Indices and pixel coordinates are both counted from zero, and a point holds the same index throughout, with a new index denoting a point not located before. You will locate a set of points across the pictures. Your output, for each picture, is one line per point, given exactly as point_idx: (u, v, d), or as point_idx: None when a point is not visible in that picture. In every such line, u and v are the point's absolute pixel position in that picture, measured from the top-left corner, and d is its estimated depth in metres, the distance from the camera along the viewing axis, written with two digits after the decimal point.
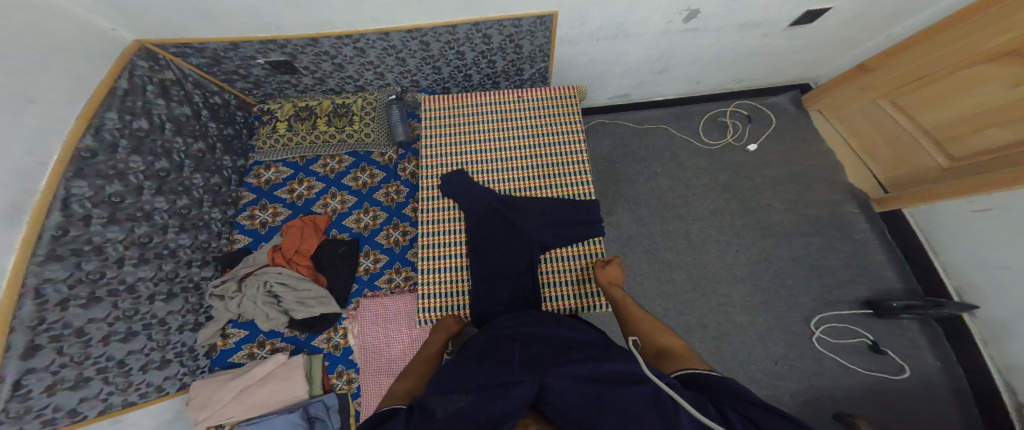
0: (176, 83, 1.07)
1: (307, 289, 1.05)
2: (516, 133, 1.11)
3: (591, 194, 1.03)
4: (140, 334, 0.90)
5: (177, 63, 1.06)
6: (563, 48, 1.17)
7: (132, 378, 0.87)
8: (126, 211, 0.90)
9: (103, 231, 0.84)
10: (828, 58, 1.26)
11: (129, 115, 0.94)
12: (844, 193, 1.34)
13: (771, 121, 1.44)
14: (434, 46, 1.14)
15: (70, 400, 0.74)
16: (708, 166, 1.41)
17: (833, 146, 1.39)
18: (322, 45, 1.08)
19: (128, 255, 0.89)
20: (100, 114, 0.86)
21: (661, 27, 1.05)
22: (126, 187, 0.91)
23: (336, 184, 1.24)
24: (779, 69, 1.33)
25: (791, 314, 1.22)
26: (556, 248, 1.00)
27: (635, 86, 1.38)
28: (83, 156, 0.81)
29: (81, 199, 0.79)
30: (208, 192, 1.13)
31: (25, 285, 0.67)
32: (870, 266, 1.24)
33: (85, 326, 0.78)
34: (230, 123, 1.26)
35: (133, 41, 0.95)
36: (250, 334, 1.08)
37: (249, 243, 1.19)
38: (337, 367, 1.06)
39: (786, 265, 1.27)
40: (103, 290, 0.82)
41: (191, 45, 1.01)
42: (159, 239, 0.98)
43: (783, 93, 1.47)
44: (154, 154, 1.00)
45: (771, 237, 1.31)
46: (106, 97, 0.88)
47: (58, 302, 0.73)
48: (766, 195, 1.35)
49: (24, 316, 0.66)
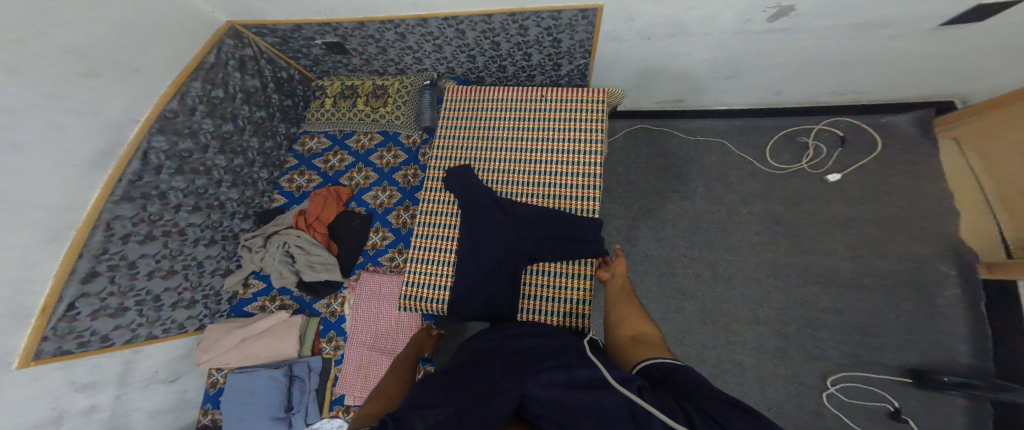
0: (254, 59, 1.22)
1: (318, 254, 1.23)
2: (530, 133, 1.03)
3: (594, 212, 0.92)
4: (179, 274, 1.14)
5: (257, 41, 1.20)
6: (608, 45, 1.03)
7: (161, 314, 1.11)
8: (191, 164, 1.11)
9: (170, 179, 1.06)
10: (987, 73, 0.89)
11: (210, 86, 1.11)
12: (946, 249, 0.98)
13: (876, 148, 1.10)
14: (470, 35, 1.11)
15: (106, 326, 0.97)
16: (766, 192, 1.15)
17: (958, 190, 1.01)
18: (368, 29, 1.12)
19: (185, 202, 1.11)
20: (187, 83, 1.04)
21: (735, 27, 0.85)
22: (195, 145, 1.11)
23: (364, 160, 1.38)
24: (905, 85, 0.99)
25: (811, 371, 1.00)
26: (545, 262, 0.90)
27: (689, 92, 1.18)
28: (167, 116, 1.01)
29: (158, 151, 1.00)
30: (260, 155, 1.33)
31: (99, 220, 0.90)
32: (947, 342, 0.94)
33: (137, 260, 1.01)
34: (291, 96, 1.42)
35: (225, 22, 1.10)
36: (266, 287, 1.34)
37: (284, 204, 1.41)
38: (329, 332, 1.26)
39: (829, 321, 1.02)
40: (158, 231, 1.05)
41: (267, 26, 1.13)
42: (213, 191, 1.20)
43: (910, 112, 1.09)
44: (224, 117, 1.18)
45: (823, 284, 1.04)
46: (195, 70, 1.05)
47: (121, 235, 0.96)
48: (833, 235, 1.07)
49: (93, 246, 0.90)
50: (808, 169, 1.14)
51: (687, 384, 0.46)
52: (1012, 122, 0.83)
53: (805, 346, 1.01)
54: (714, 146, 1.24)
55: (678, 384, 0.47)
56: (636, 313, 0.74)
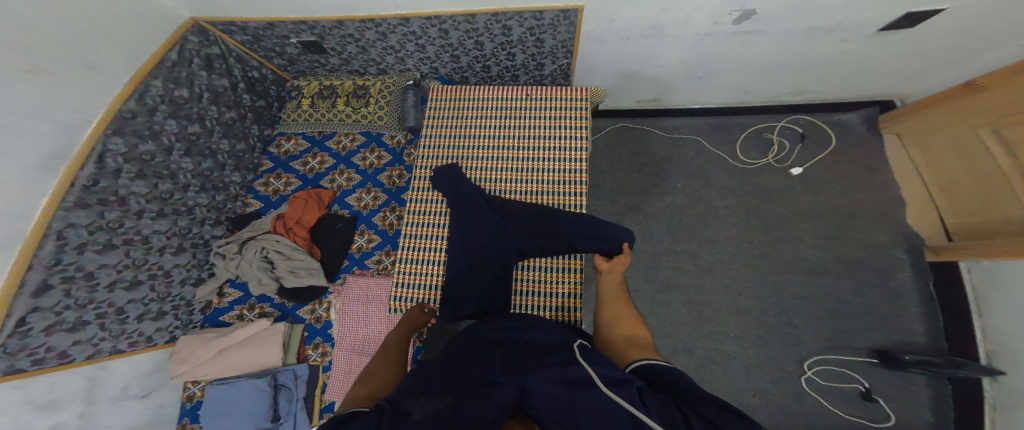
0: (220, 57, 1.16)
1: (300, 260, 1.18)
2: (517, 131, 1.05)
3: (581, 207, 0.96)
4: (145, 284, 1.08)
5: (224, 39, 1.14)
6: (589, 46, 1.07)
7: (126, 327, 1.05)
8: (154, 169, 1.05)
9: (130, 184, 1.00)
10: (922, 75, 0.99)
11: (173, 83, 1.05)
12: (896, 234, 1.10)
13: (832, 144, 1.20)
14: (453, 35, 1.11)
15: (64, 342, 0.90)
16: (741, 187, 1.23)
17: (902, 181, 1.12)
18: (347, 28, 1.10)
19: (148, 208, 1.06)
20: (145, 82, 0.98)
21: (704, 29, 0.90)
22: (157, 147, 1.05)
23: (346, 162, 1.35)
24: (858, 84, 1.08)
25: (784, 352, 1.08)
26: (535, 258, 0.93)
27: (667, 91, 1.24)
28: (124, 116, 0.95)
29: (116, 154, 0.94)
30: (231, 158, 1.28)
31: (53, 227, 0.83)
32: (897, 318, 1.05)
33: (95, 270, 0.95)
34: (264, 96, 1.37)
35: (188, 18, 1.05)
36: (243, 296, 1.29)
37: (260, 209, 1.36)
38: (315, 338, 1.23)
39: (798, 303, 1.11)
40: (119, 239, 1.00)
41: (234, 23, 1.08)
42: (179, 196, 1.14)
43: (856, 109, 1.21)
44: (190, 119, 1.12)
45: (791, 272, 1.13)
46: (156, 68, 1.00)
47: (76, 245, 0.89)
48: (800, 225, 1.16)
49: (43, 257, 0.83)
50: (774, 165, 1.23)
51: (685, 389, 0.46)
52: (952, 118, 0.93)
53: (784, 331, 1.10)
54: (691, 144, 1.31)
55: (677, 387, 0.47)
56: (629, 315, 0.76)
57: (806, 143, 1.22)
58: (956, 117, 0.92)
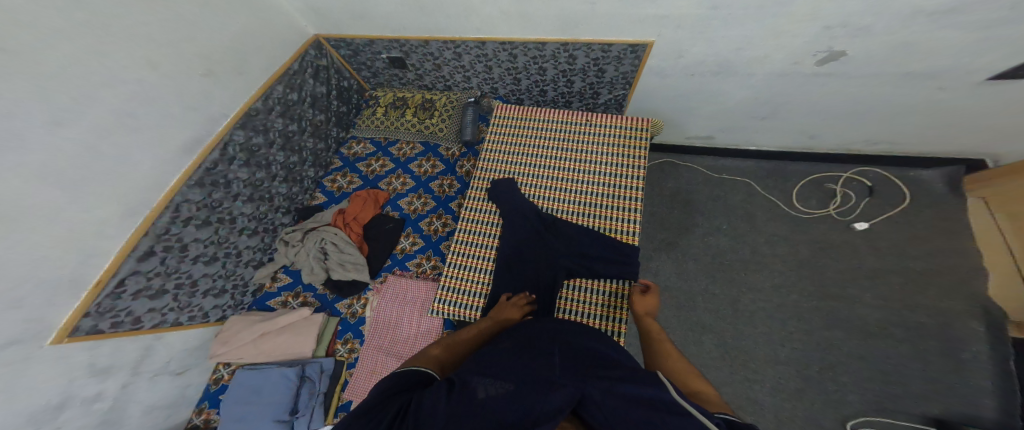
0: (327, 68, 1.39)
1: (349, 254, 1.27)
2: (574, 155, 1.10)
3: (635, 236, 0.97)
4: (219, 261, 1.18)
5: (331, 52, 1.38)
6: (650, 79, 1.10)
7: (191, 300, 1.14)
8: (257, 158, 1.21)
9: (236, 170, 1.14)
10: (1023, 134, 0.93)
11: (290, 89, 1.26)
12: (972, 306, 1.01)
13: (903, 202, 1.14)
14: (520, 60, 1.18)
15: (143, 308, 0.99)
16: (793, 236, 1.19)
17: (983, 247, 1.04)
18: (431, 47, 1.23)
19: (242, 192, 1.19)
20: (273, 87, 1.19)
21: (784, 68, 0.91)
22: (263, 140, 1.21)
23: (403, 167, 1.46)
24: (936, 137, 1.04)
25: (830, 411, 1.00)
26: (581, 278, 0.95)
27: (722, 130, 1.24)
28: (251, 114, 1.14)
29: (236, 144, 1.11)
30: (311, 155, 1.42)
31: (172, 201, 0.97)
32: (969, 393, 0.94)
33: (189, 243, 1.06)
34: (347, 103, 1.55)
35: (313, 35, 1.30)
36: (292, 282, 1.39)
37: (323, 203, 1.48)
38: (346, 333, 1.30)
39: (848, 362, 1.03)
40: (214, 217, 1.11)
41: (345, 40, 1.29)
42: (267, 185, 1.28)
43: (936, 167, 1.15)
44: (291, 117, 1.29)
45: (845, 329, 1.06)
46: (282, 75, 1.21)
47: (184, 218, 1.02)
48: (854, 281, 1.10)
49: (158, 227, 0.96)
50: (836, 216, 1.18)
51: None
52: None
53: (827, 390, 1.01)
54: (741, 186, 1.29)
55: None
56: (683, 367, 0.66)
57: (877, 198, 1.16)
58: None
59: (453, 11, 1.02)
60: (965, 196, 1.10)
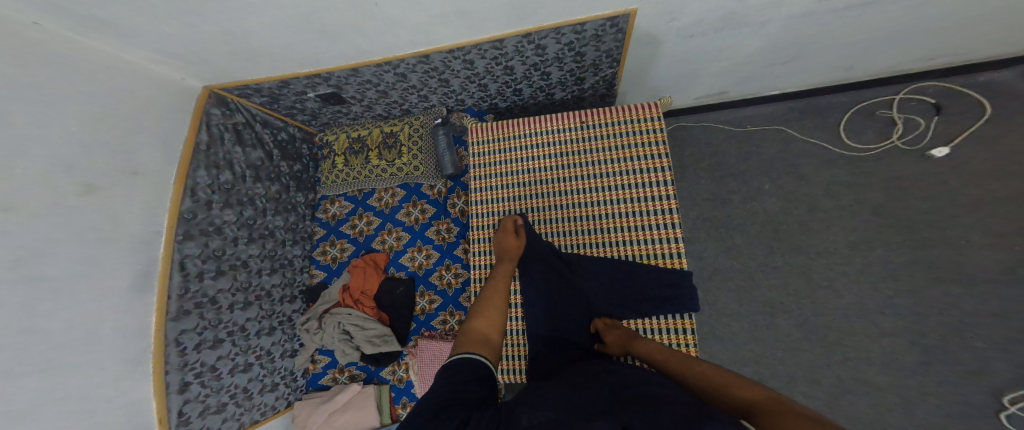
0: (247, 125, 1.10)
1: (373, 328, 1.10)
2: (582, 170, 0.89)
3: (679, 257, 0.80)
4: (255, 365, 1.06)
5: (244, 104, 1.08)
6: (640, 50, 0.89)
7: (254, 400, 1.05)
8: (228, 262, 1.01)
9: (215, 283, 0.97)
10: None
11: (215, 169, 1.00)
12: None
13: (986, 112, 0.96)
14: (479, 64, 0.96)
15: (215, 422, 0.94)
16: (853, 180, 1.03)
17: None
18: (364, 74, 0.99)
19: (236, 300, 1.03)
20: (191, 175, 0.94)
21: (804, 8, 0.70)
22: (224, 241, 1.01)
23: (391, 220, 1.25)
24: (1006, 37, 0.85)
25: (976, 390, 0.87)
26: (630, 320, 0.79)
27: (736, 83, 1.03)
28: (186, 217, 0.92)
29: (193, 258, 0.92)
30: (287, 231, 1.22)
31: (169, 339, 0.86)
32: None
33: (216, 362, 0.96)
34: (298, 158, 1.31)
35: (202, 88, 0.99)
36: (332, 360, 1.22)
37: (324, 278, 1.28)
38: (402, 398, 1.14)
39: (976, 323, 0.90)
40: (224, 332, 0.98)
41: (249, 86, 1.00)
42: (256, 282, 1.10)
43: (1008, 68, 0.96)
44: (241, 203, 1.07)
45: (960, 282, 0.92)
46: (194, 155, 0.95)
47: (194, 345, 0.91)
48: (945, 219, 0.95)
49: (173, 362, 0.87)
50: (904, 146, 1.01)
51: None
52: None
53: (963, 360, 0.89)
54: (773, 135, 1.11)
55: None
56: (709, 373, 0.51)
57: (944, 115, 0.99)
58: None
59: (369, 29, 0.76)
60: None
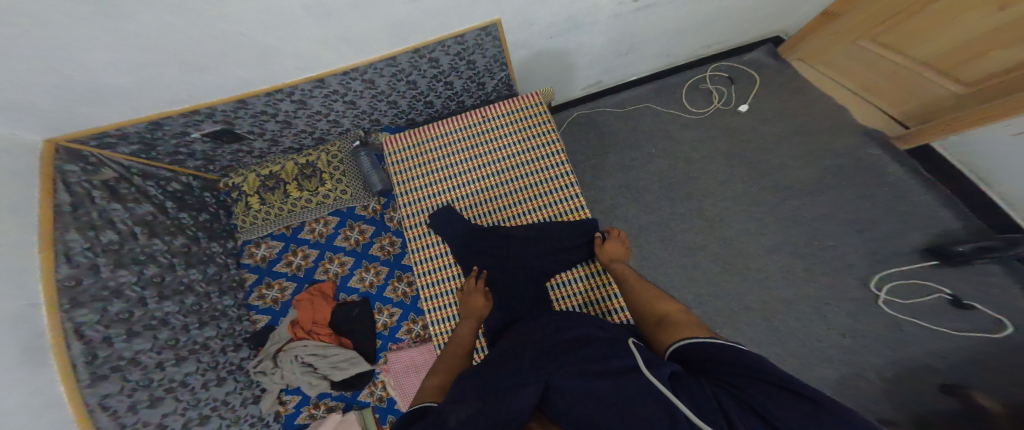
0: (122, 180, 1.00)
1: (337, 353, 1.08)
2: (493, 157, 1.01)
3: (583, 209, 0.94)
4: (212, 417, 0.99)
5: (107, 155, 0.97)
6: (519, 53, 1.07)
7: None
8: (140, 323, 0.92)
9: (131, 344, 0.88)
10: (792, 8, 1.18)
11: (91, 230, 0.88)
12: (859, 134, 1.26)
13: (755, 78, 1.36)
14: (380, 82, 1.05)
15: None
16: (709, 136, 1.35)
17: (828, 93, 1.31)
18: (254, 105, 1.00)
19: (164, 358, 0.94)
20: (61, 237, 0.81)
21: (613, 11, 0.95)
22: (127, 303, 0.90)
23: (330, 247, 1.23)
24: (746, 27, 1.24)
25: (841, 276, 1.18)
26: (557, 274, 0.90)
27: (604, 73, 1.29)
28: (67, 285, 0.80)
29: (91, 324, 0.81)
30: (210, 282, 1.12)
31: (90, 405, 0.77)
32: (905, 206, 1.19)
33: (161, 420, 0.89)
34: (202, 208, 1.20)
35: (42, 142, 0.85)
36: (303, 397, 1.14)
37: (270, 321, 1.20)
38: (387, 417, 1.11)
39: (813, 222, 1.23)
40: (161, 389, 0.91)
41: (110, 132, 0.91)
42: (185, 337, 1.00)
43: (760, 48, 1.39)
44: (138, 262, 0.96)
45: (795, 197, 1.26)
46: (57, 217, 0.82)
47: (127, 408, 0.83)
48: (776, 154, 1.30)
49: (107, 426, 0.79)
50: (723, 107, 1.36)
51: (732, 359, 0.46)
52: (856, 20, 1.07)
53: (810, 254, 1.21)
54: (646, 111, 1.40)
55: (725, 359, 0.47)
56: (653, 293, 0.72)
57: (737, 83, 1.37)
58: (864, 14, 1.04)
59: (245, 56, 0.79)
60: (786, 60, 1.37)
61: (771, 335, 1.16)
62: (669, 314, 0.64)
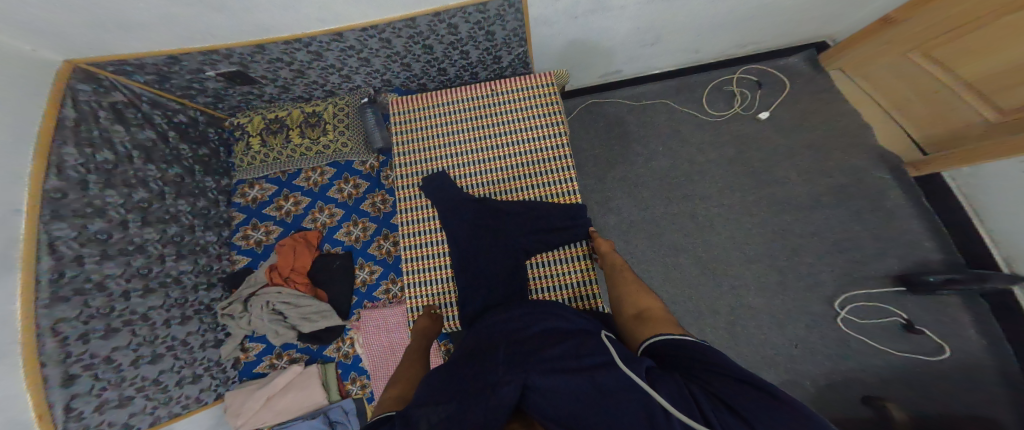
0: (130, 105, 1.03)
1: (308, 304, 1.11)
2: (495, 129, 0.99)
3: (575, 193, 0.92)
4: (166, 355, 1.01)
5: (121, 81, 0.99)
6: (540, 30, 1.03)
7: (171, 393, 1.00)
8: (117, 246, 0.94)
9: (100, 268, 0.89)
10: (840, 13, 1.10)
11: (88, 147, 0.91)
12: (873, 157, 1.20)
13: (786, 86, 1.29)
14: (396, 43, 1.04)
15: (120, 417, 0.89)
16: (718, 140, 1.29)
17: (862, 109, 1.23)
18: (271, 51, 1.00)
19: (132, 287, 0.95)
20: (57, 151, 0.84)
21: None
22: (109, 224, 0.93)
23: (322, 197, 1.25)
24: (787, 29, 1.16)
25: (810, 294, 1.15)
26: (540, 253, 0.88)
27: (625, 62, 1.24)
28: (54, 196, 0.82)
29: (66, 240, 0.83)
30: (196, 217, 1.16)
31: (40, 327, 0.76)
32: (903, 239, 1.14)
33: (111, 354, 0.89)
34: (204, 143, 1.24)
35: (63, 62, 0.87)
36: (267, 346, 1.19)
37: (250, 263, 1.24)
38: (350, 373, 1.15)
39: (806, 241, 1.19)
40: (119, 321, 0.92)
41: (128, 61, 0.93)
42: (158, 269, 1.03)
43: (797, 53, 1.31)
44: (129, 185, 1.00)
45: (790, 211, 1.21)
46: (59, 129, 0.85)
47: (78, 336, 0.83)
48: (783, 166, 1.24)
49: (52, 353, 0.77)
50: (743, 112, 1.30)
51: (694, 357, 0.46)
52: (913, 31, 0.95)
53: (802, 274, 1.17)
54: (660, 107, 1.35)
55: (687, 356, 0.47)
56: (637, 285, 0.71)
57: (765, 89, 1.30)
58: (926, 26, 0.91)
59: (268, 4, 0.80)
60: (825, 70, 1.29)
61: (737, 345, 1.14)
62: (648, 309, 0.63)
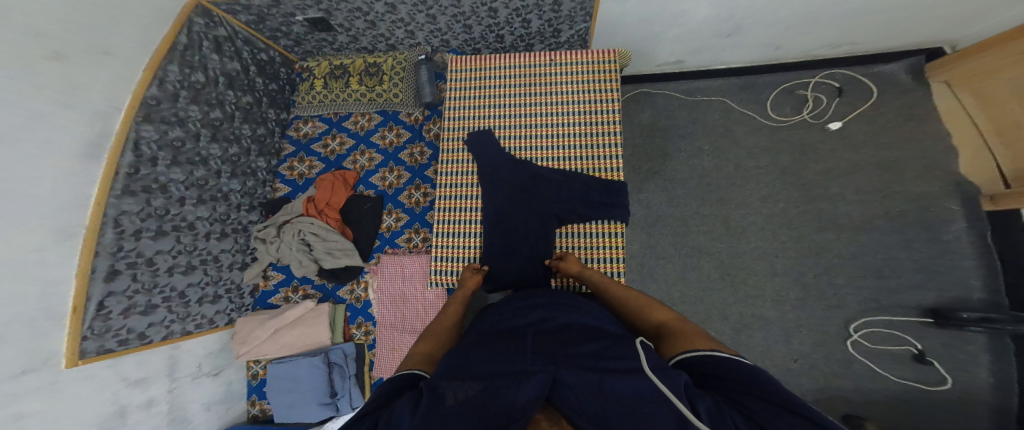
0: (229, 39, 1.12)
1: (335, 241, 1.17)
2: (548, 98, 0.99)
3: (618, 171, 0.90)
4: (198, 268, 1.09)
5: (228, 20, 1.10)
6: (609, 7, 0.99)
7: (190, 310, 1.07)
8: (186, 155, 1.04)
9: (167, 171, 0.99)
10: (959, 20, 0.96)
11: (188, 69, 1.02)
12: (946, 185, 1.08)
13: (872, 96, 1.17)
14: (465, 3, 1.04)
15: (140, 324, 0.93)
16: (772, 145, 1.21)
17: (954, 131, 1.09)
18: (355, 1, 1.04)
19: (188, 195, 1.06)
20: (163, 67, 0.95)
21: None
22: (186, 134, 1.03)
23: (365, 141, 1.32)
24: (889, 31, 1.04)
25: (829, 314, 1.09)
26: (572, 224, 0.89)
27: (690, 53, 1.18)
28: (150, 103, 0.93)
29: (149, 141, 0.93)
30: (254, 142, 1.26)
31: (107, 216, 0.85)
32: (965, 282, 1.03)
33: (153, 256, 0.96)
34: (275, 79, 1.33)
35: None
36: (287, 277, 1.30)
37: (288, 193, 1.35)
38: (357, 318, 1.23)
39: (846, 264, 1.11)
40: (168, 226, 1.00)
41: (239, 2, 1.03)
42: (214, 182, 1.14)
43: (898, 60, 1.17)
44: (210, 104, 1.10)
45: (833, 230, 1.13)
46: (169, 52, 0.96)
47: (132, 232, 0.91)
48: (837, 181, 1.15)
49: (107, 244, 0.85)
50: (810, 120, 1.20)
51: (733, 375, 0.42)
52: None
53: (826, 296, 1.10)
54: (717, 105, 1.27)
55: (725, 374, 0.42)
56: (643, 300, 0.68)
57: (844, 97, 1.19)
58: None
59: None
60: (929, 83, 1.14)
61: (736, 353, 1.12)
62: (664, 323, 0.60)
